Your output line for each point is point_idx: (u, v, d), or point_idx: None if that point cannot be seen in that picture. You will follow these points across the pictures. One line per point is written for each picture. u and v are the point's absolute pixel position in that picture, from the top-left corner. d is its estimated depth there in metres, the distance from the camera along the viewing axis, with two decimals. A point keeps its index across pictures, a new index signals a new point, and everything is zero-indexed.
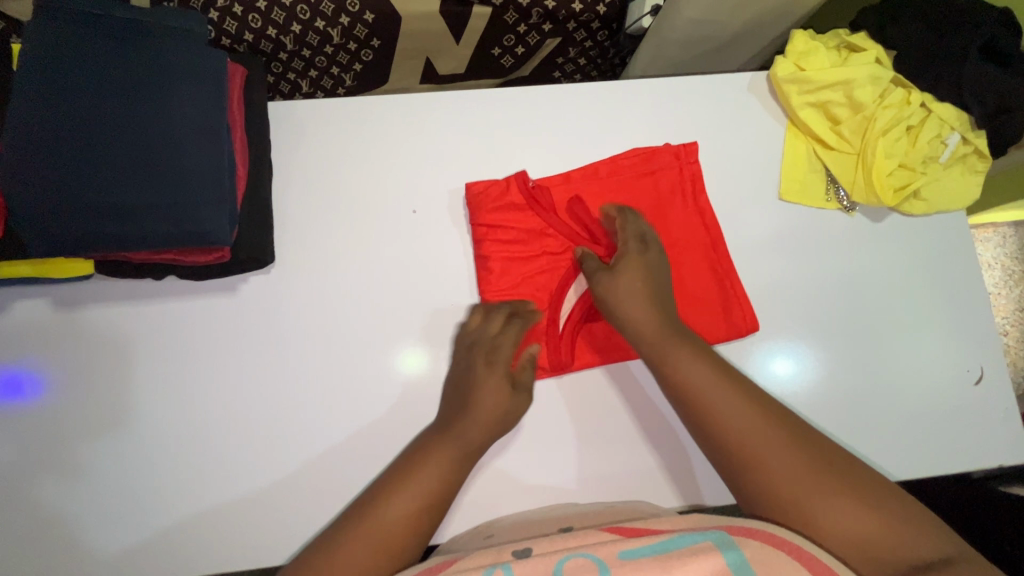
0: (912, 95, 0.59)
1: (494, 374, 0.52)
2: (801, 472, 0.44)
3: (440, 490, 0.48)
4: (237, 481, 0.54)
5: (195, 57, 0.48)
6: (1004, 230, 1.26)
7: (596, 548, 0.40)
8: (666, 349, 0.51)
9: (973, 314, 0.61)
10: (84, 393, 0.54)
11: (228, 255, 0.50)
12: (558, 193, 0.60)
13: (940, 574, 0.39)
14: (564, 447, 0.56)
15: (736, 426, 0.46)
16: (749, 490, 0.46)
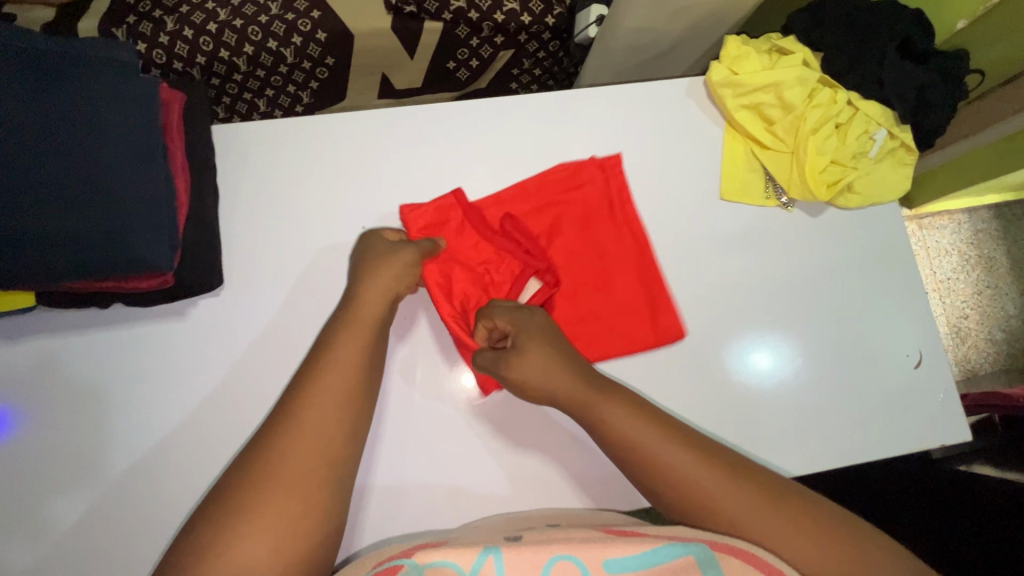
0: (839, 93, 0.62)
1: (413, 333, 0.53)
2: (764, 512, 0.44)
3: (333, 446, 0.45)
4: (188, 508, 0.53)
5: (126, 84, 0.48)
6: (958, 217, 1.31)
7: (584, 553, 0.42)
8: (594, 411, 0.50)
9: (909, 301, 0.64)
10: (30, 428, 0.53)
11: (173, 280, 0.50)
12: (490, 213, 0.63)
13: None
14: (529, 453, 0.57)
15: (689, 471, 0.46)
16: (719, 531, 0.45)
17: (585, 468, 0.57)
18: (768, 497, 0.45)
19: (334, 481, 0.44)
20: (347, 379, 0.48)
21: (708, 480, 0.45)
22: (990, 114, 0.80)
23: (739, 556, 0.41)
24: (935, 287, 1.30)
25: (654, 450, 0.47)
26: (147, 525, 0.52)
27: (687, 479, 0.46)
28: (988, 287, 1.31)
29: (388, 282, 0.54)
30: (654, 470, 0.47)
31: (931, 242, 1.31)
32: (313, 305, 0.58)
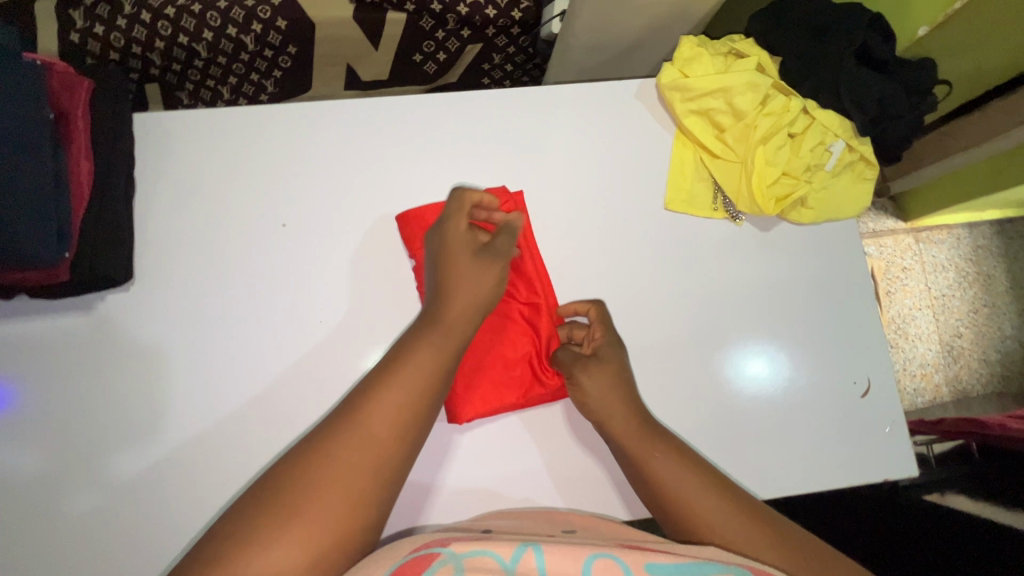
0: (793, 101, 0.58)
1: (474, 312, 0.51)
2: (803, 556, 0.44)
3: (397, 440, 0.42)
4: (85, 507, 0.51)
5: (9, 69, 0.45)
6: (957, 232, 1.25)
7: (624, 554, 0.40)
8: (639, 448, 0.50)
9: (862, 324, 0.60)
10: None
11: (68, 274, 0.49)
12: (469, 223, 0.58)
13: None
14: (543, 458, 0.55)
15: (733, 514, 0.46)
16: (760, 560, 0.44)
17: (579, 472, 0.56)
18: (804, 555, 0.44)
19: (389, 480, 0.42)
20: (428, 377, 0.45)
21: (739, 527, 0.45)
22: (991, 125, 0.74)
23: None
24: (929, 304, 1.24)
25: (689, 494, 0.47)
26: (44, 527, 0.51)
27: (723, 528, 0.45)
28: (985, 305, 1.24)
29: (480, 282, 0.51)
30: (685, 511, 0.47)
31: (927, 256, 1.25)
32: (232, 303, 0.56)
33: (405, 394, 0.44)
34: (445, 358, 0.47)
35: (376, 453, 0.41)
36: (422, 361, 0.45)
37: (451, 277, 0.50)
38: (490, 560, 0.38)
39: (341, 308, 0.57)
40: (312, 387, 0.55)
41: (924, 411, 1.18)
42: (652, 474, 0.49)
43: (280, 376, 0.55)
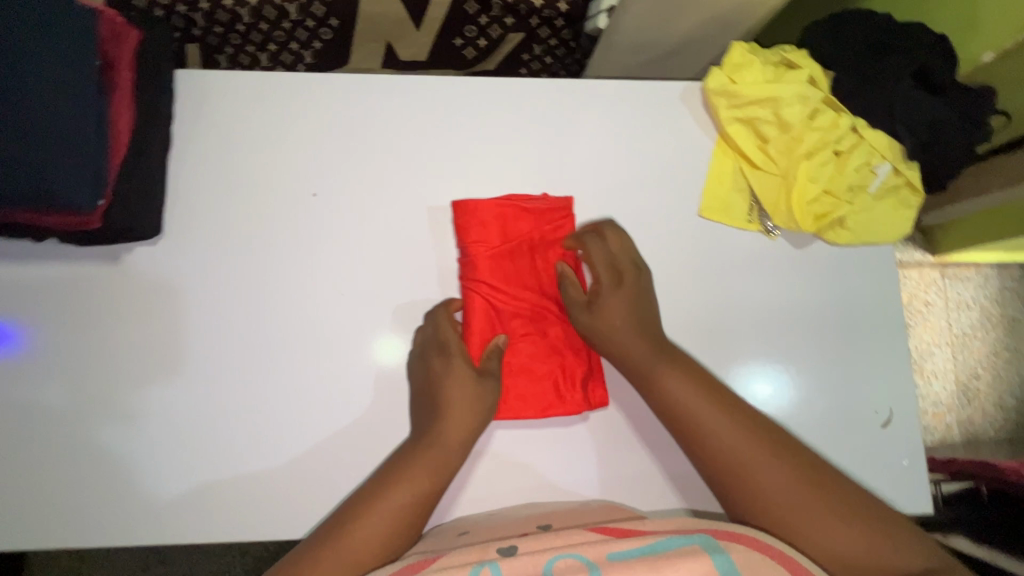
0: (843, 117, 0.56)
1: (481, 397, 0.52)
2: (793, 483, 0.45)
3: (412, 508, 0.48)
4: (102, 451, 0.53)
5: (64, 14, 0.45)
6: (986, 271, 1.22)
7: (585, 549, 0.40)
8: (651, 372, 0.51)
9: (889, 353, 0.58)
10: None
11: (99, 223, 0.49)
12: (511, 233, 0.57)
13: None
14: (577, 456, 0.55)
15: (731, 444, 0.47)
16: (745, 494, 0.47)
17: (613, 468, 0.55)
18: (805, 485, 0.45)
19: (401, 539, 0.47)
20: (415, 494, 0.48)
21: (747, 453, 0.47)
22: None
23: (744, 543, 0.41)
24: (950, 341, 1.21)
25: (699, 417, 0.49)
26: (64, 466, 0.53)
27: (733, 452, 0.47)
28: (1007, 349, 1.21)
29: (471, 412, 0.51)
30: (695, 433, 0.49)
31: (953, 293, 1.21)
32: (257, 268, 0.56)
33: (399, 502, 0.48)
34: (430, 470, 0.49)
35: (367, 552, 0.45)
36: (415, 472, 0.49)
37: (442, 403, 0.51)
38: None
39: (363, 284, 0.57)
40: (330, 358, 0.56)
41: (932, 450, 1.16)
42: (664, 398, 0.50)
43: (299, 344, 0.56)
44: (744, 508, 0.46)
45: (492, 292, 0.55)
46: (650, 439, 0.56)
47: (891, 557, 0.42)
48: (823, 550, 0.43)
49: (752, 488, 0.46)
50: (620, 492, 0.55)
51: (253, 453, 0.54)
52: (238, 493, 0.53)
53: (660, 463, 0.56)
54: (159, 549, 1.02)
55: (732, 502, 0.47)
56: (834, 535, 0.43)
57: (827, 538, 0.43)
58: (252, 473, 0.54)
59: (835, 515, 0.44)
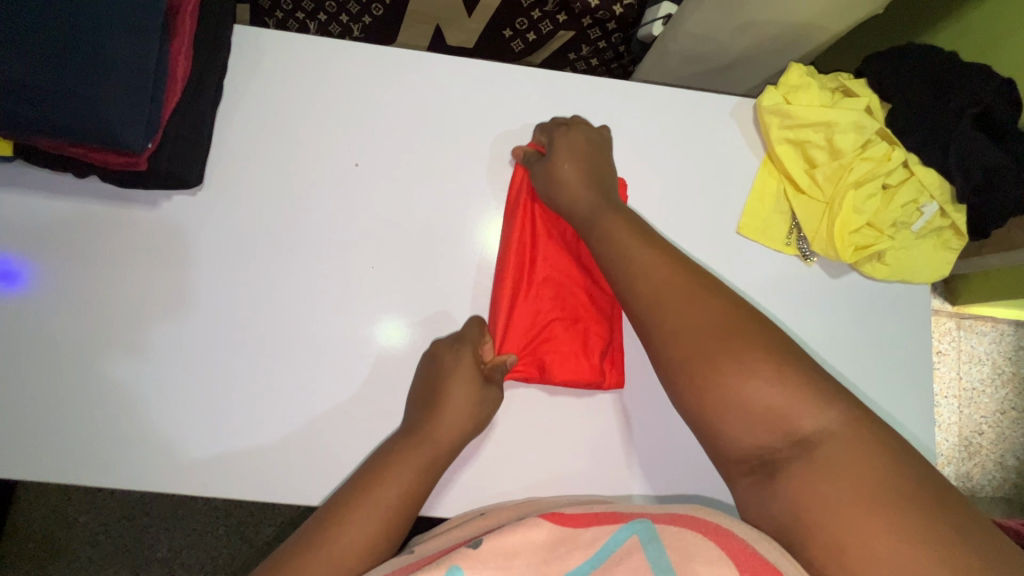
0: (895, 152, 0.56)
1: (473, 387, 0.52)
2: (715, 330, 0.42)
3: (400, 503, 0.48)
4: (113, 391, 0.53)
5: None
6: (1003, 327, 1.20)
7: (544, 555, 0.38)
8: (600, 217, 0.50)
9: (910, 393, 0.57)
10: (10, 290, 0.53)
11: (145, 165, 0.49)
12: (530, 208, 0.57)
13: (830, 456, 0.37)
14: (575, 453, 0.55)
15: (660, 287, 0.44)
16: (662, 348, 0.44)
17: (611, 468, 0.55)
18: (725, 334, 0.41)
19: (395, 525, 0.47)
20: (410, 481, 0.48)
21: (678, 293, 0.44)
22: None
23: (677, 526, 0.39)
24: (957, 394, 1.19)
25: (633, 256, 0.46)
26: (78, 399, 0.53)
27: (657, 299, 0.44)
28: (1013, 409, 1.19)
29: (467, 410, 0.51)
30: (629, 275, 0.46)
31: (967, 345, 1.20)
32: (286, 229, 0.56)
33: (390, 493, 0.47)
34: (420, 460, 0.49)
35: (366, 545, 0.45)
36: (406, 462, 0.49)
37: (440, 397, 0.51)
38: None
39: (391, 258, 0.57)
40: (351, 327, 0.56)
41: None
42: (600, 242, 0.49)
43: (322, 309, 0.56)
44: (660, 356, 0.44)
45: (524, 256, 0.56)
46: (648, 439, 0.56)
47: (805, 415, 0.39)
48: (732, 407, 0.40)
49: (672, 323, 0.43)
50: (616, 490, 0.55)
51: (260, 412, 0.54)
52: (244, 448, 0.53)
53: (656, 469, 0.55)
54: (145, 498, 1.03)
55: (651, 346, 0.45)
56: (751, 383, 0.40)
57: (742, 386, 0.40)
58: (260, 431, 0.54)
59: (753, 364, 0.40)
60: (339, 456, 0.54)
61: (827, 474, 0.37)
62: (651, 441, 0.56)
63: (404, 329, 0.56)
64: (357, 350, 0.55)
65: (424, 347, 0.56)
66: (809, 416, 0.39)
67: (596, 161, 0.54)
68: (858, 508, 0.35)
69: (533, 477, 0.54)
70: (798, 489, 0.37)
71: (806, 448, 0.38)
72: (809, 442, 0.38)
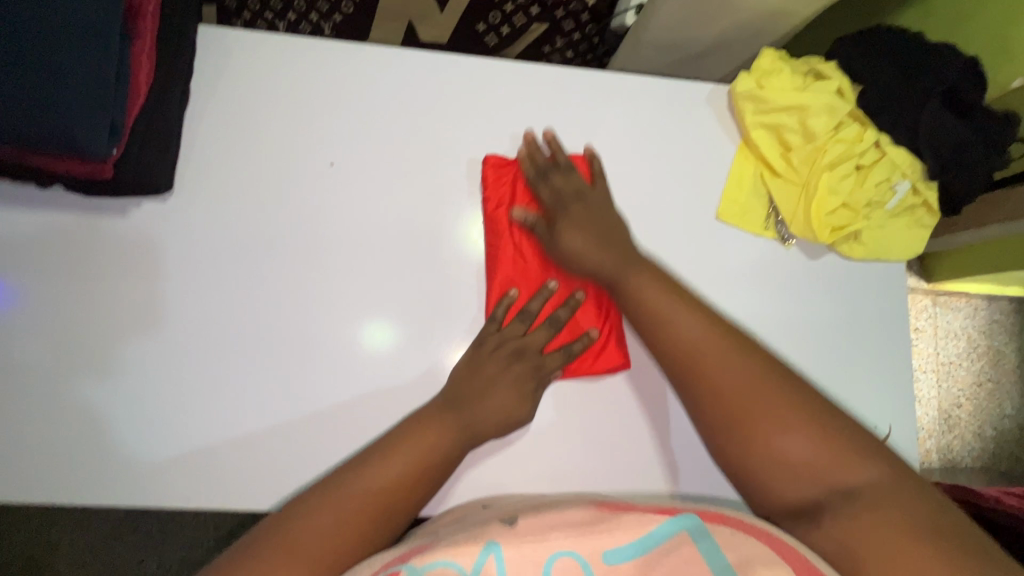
0: (867, 133, 0.57)
1: (517, 381, 0.52)
2: (756, 388, 0.43)
3: (396, 488, 0.45)
4: (88, 405, 0.52)
5: None
6: (977, 302, 1.24)
7: (582, 544, 0.38)
8: (622, 274, 0.51)
9: (890, 369, 0.59)
10: None
11: (110, 173, 0.47)
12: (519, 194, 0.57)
13: (873, 501, 0.38)
14: (565, 450, 0.55)
15: (695, 346, 0.46)
16: (699, 406, 0.46)
17: (601, 463, 0.55)
18: (761, 389, 0.43)
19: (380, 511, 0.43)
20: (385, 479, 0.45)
21: (715, 351, 0.46)
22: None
23: (729, 526, 0.39)
24: (935, 368, 1.22)
25: (666, 314, 0.48)
26: (54, 418, 0.51)
27: (697, 347, 0.46)
28: (989, 380, 1.23)
29: (508, 407, 0.52)
30: (662, 331, 0.48)
31: (943, 321, 1.23)
32: (263, 231, 0.55)
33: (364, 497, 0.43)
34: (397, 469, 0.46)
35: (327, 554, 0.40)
36: (391, 461, 0.46)
37: (485, 389, 0.51)
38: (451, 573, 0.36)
39: (373, 258, 0.56)
40: (334, 330, 0.55)
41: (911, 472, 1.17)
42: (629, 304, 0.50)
43: (303, 314, 0.55)
44: (703, 408, 0.45)
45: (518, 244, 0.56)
46: (636, 432, 0.56)
47: (844, 469, 0.40)
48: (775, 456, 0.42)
49: (713, 381, 0.45)
50: (605, 483, 0.55)
51: (244, 420, 0.53)
52: (227, 457, 0.52)
53: (643, 460, 0.56)
54: (131, 517, 1.00)
55: (686, 391, 0.47)
56: (792, 440, 0.41)
57: (777, 440, 0.42)
58: (247, 440, 0.53)
59: (790, 422, 0.42)
60: (328, 461, 0.53)
61: (868, 517, 0.38)
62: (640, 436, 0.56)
63: (392, 331, 0.55)
64: (340, 352, 0.54)
65: (411, 346, 0.55)
66: (850, 469, 0.40)
67: (609, 223, 0.54)
68: (885, 539, 0.36)
69: (524, 475, 0.54)
70: (832, 530, 0.39)
71: (847, 500, 0.39)
72: (853, 494, 0.39)
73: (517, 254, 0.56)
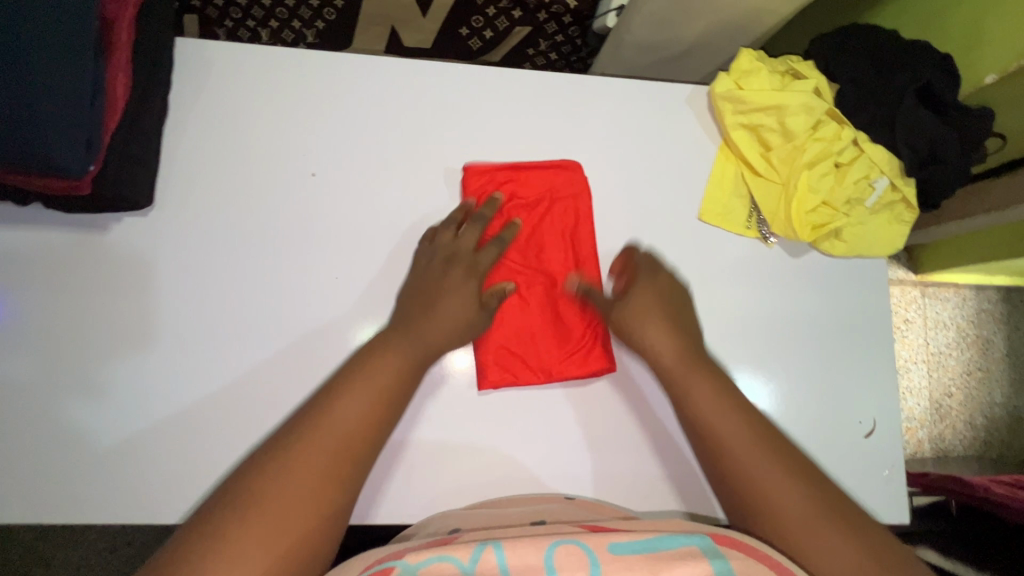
0: (845, 130, 0.57)
1: (464, 289, 0.53)
2: (805, 506, 0.43)
3: (359, 431, 0.45)
4: (74, 421, 0.52)
5: None
6: (965, 292, 1.25)
7: (587, 538, 0.40)
8: (688, 383, 0.50)
9: (875, 363, 0.59)
10: None
11: (90, 189, 0.47)
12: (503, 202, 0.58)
13: None
14: (554, 454, 0.55)
15: (740, 450, 0.46)
16: (742, 511, 0.45)
17: (592, 467, 0.55)
18: (804, 493, 0.43)
19: (350, 467, 0.44)
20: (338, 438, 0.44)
21: (760, 455, 0.45)
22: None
23: (743, 551, 0.39)
24: (925, 359, 1.23)
25: (709, 411, 0.48)
26: (39, 436, 0.51)
27: (741, 452, 0.46)
28: (979, 369, 1.24)
29: (461, 317, 0.53)
30: (707, 431, 0.48)
31: (932, 312, 1.24)
32: (247, 242, 0.55)
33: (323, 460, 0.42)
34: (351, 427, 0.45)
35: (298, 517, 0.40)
36: (351, 403, 0.46)
37: (432, 304, 0.52)
38: (449, 566, 0.37)
39: (357, 265, 0.56)
40: (321, 339, 0.55)
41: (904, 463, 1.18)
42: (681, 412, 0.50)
43: (289, 324, 0.55)
44: (742, 512, 0.45)
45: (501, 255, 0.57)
46: (626, 433, 0.56)
47: None
48: (787, 511, 0.43)
49: (760, 488, 0.44)
50: (596, 487, 0.55)
51: (232, 432, 0.53)
52: (215, 469, 0.52)
53: (644, 465, 0.55)
54: (126, 530, 0.99)
55: (730, 493, 0.46)
56: (839, 551, 0.41)
57: (819, 552, 0.41)
58: (236, 452, 0.53)
59: (837, 540, 0.41)
60: None
61: None
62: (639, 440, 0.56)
63: None
64: (327, 362, 0.54)
65: None
66: None
67: (681, 313, 0.54)
68: None
69: (514, 478, 0.54)
70: None
71: None
72: None
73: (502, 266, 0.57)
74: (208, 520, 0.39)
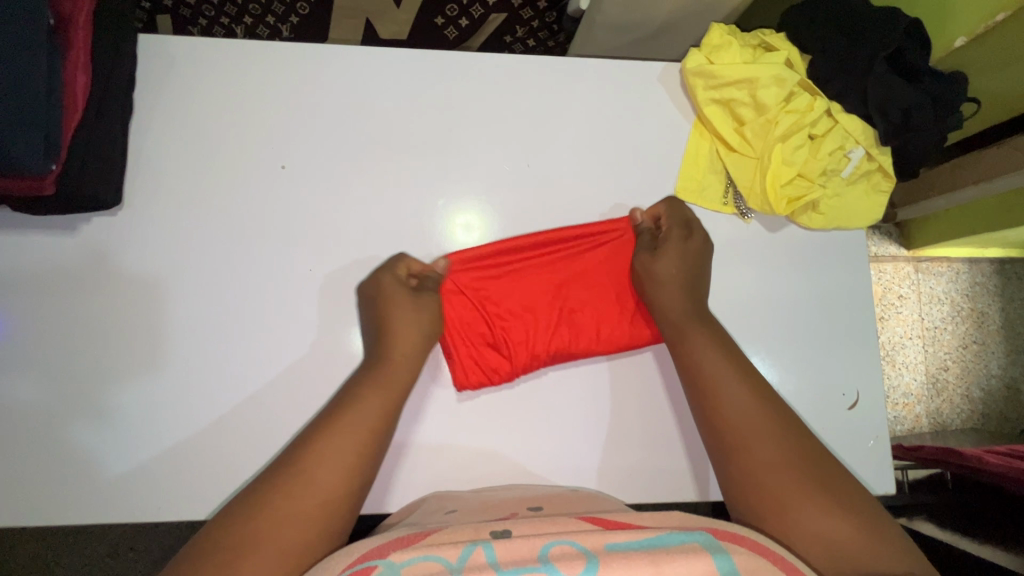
0: (817, 101, 0.57)
1: (406, 305, 0.53)
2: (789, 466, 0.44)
3: (361, 452, 0.45)
4: (52, 423, 0.52)
5: None
6: (958, 266, 1.24)
7: (582, 537, 0.37)
8: (687, 329, 0.52)
9: (857, 336, 0.59)
10: None
11: (52, 189, 0.47)
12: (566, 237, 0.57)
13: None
14: (541, 437, 0.55)
15: (739, 411, 0.47)
16: (731, 471, 0.46)
17: (575, 449, 0.55)
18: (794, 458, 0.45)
19: (350, 492, 0.44)
20: (372, 411, 0.48)
21: (755, 421, 0.47)
22: (1017, 157, 0.72)
23: (742, 544, 0.37)
24: (920, 334, 1.23)
25: (714, 372, 0.50)
26: (21, 439, 0.51)
27: (741, 419, 0.47)
28: (975, 342, 1.23)
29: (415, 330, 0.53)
30: (715, 396, 0.49)
31: (926, 287, 1.23)
32: (218, 238, 0.55)
33: (349, 445, 0.45)
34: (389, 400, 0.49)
35: (330, 477, 0.43)
36: (352, 419, 0.46)
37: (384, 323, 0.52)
38: (436, 565, 0.36)
39: (332, 258, 0.56)
40: (299, 333, 0.54)
41: (900, 438, 1.19)
42: (687, 355, 0.51)
43: (265, 319, 0.54)
44: (733, 467, 0.46)
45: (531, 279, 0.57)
46: (610, 415, 0.56)
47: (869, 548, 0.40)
48: (778, 471, 0.44)
49: (753, 451, 0.46)
50: (578, 467, 0.55)
51: (212, 427, 0.53)
52: (199, 465, 0.52)
53: (635, 443, 0.56)
54: (128, 534, 0.99)
55: (726, 460, 0.47)
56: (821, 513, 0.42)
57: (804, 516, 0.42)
58: (218, 448, 0.53)
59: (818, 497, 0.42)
60: None
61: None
62: (636, 422, 0.56)
63: None
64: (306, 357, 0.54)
65: None
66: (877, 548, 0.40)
67: (696, 269, 0.56)
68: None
69: (500, 463, 0.54)
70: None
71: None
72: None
73: (519, 290, 0.57)
74: (231, 522, 0.40)
